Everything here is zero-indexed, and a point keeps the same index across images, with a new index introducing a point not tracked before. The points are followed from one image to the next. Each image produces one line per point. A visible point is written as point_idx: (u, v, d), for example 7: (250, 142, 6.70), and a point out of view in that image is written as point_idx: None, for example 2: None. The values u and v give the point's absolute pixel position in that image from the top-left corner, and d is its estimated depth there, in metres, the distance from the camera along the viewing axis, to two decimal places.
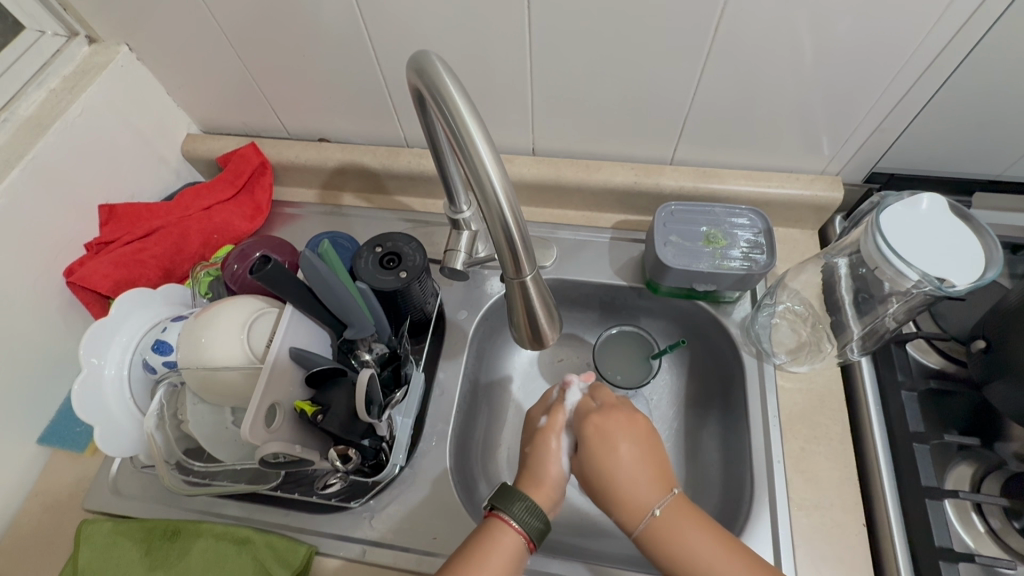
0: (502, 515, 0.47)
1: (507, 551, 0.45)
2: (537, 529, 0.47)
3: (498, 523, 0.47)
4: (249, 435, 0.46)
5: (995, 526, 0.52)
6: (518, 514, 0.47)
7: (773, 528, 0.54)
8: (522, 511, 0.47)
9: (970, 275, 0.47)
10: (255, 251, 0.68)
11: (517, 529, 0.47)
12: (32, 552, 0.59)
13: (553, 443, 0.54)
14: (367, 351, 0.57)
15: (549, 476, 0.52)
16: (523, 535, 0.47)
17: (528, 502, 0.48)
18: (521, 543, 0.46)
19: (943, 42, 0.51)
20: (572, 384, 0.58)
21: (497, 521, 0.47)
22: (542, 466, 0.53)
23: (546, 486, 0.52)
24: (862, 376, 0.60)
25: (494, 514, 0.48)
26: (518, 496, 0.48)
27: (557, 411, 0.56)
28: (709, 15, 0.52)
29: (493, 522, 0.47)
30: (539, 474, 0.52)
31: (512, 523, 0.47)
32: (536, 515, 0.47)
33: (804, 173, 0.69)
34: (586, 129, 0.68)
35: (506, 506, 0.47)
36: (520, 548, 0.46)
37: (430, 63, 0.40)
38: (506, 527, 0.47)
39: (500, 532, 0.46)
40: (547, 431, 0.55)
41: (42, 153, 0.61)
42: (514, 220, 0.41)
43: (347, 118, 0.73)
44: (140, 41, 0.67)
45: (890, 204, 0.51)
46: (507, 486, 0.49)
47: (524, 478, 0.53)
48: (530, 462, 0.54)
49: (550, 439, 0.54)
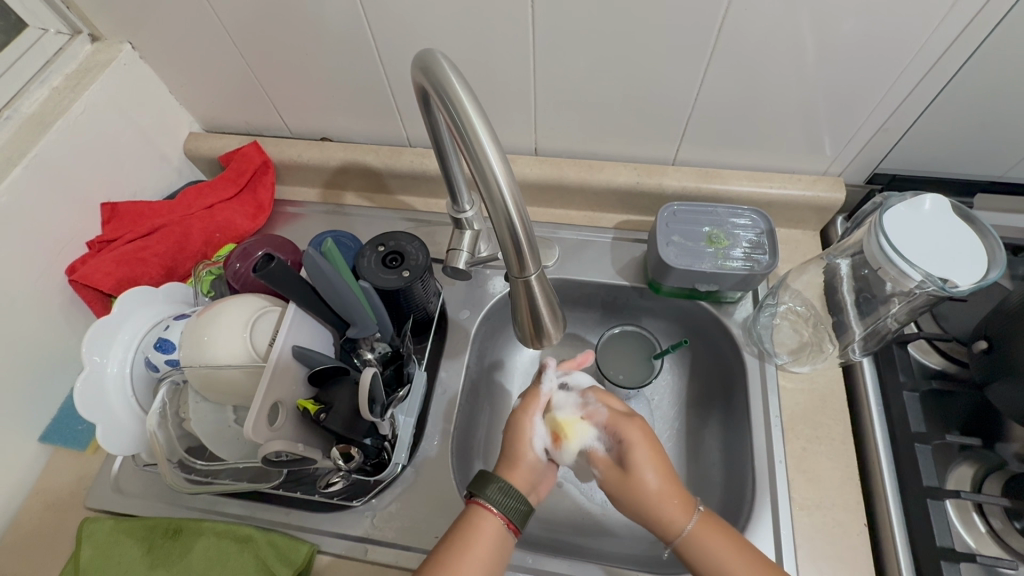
0: (479, 500, 0.47)
1: (486, 535, 0.46)
2: (518, 509, 0.47)
3: (476, 508, 0.47)
4: (251, 433, 0.46)
5: (995, 526, 0.52)
6: (493, 497, 0.47)
7: (774, 527, 0.55)
8: (496, 493, 0.47)
9: (974, 275, 0.47)
10: (257, 249, 0.68)
11: (495, 513, 0.47)
12: (33, 551, 0.59)
13: (527, 425, 0.54)
14: (369, 350, 0.58)
15: (523, 458, 0.52)
16: (502, 518, 0.47)
17: (502, 484, 0.47)
18: (501, 526, 0.47)
19: (946, 43, 0.52)
20: (549, 368, 0.57)
21: (475, 508, 0.47)
22: (516, 448, 0.53)
23: (522, 468, 0.52)
24: (863, 377, 0.60)
25: (474, 501, 0.48)
26: (491, 480, 0.48)
27: (532, 396, 0.56)
28: (713, 15, 0.52)
29: (472, 509, 0.47)
30: (512, 456, 0.53)
31: (488, 506, 0.47)
32: (513, 496, 0.47)
33: (806, 174, 0.69)
34: (589, 128, 0.68)
35: (480, 492, 0.47)
36: (501, 531, 0.46)
37: (436, 62, 0.40)
38: (484, 511, 0.47)
39: (479, 518, 0.47)
40: (521, 414, 0.55)
41: (44, 150, 0.61)
42: (520, 219, 0.41)
43: (349, 117, 0.73)
44: (142, 39, 0.67)
45: (894, 205, 0.51)
46: (483, 472, 0.49)
47: (500, 462, 0.53)
48: (505, 443, 0.54)
49: (524, 421, 0.54)
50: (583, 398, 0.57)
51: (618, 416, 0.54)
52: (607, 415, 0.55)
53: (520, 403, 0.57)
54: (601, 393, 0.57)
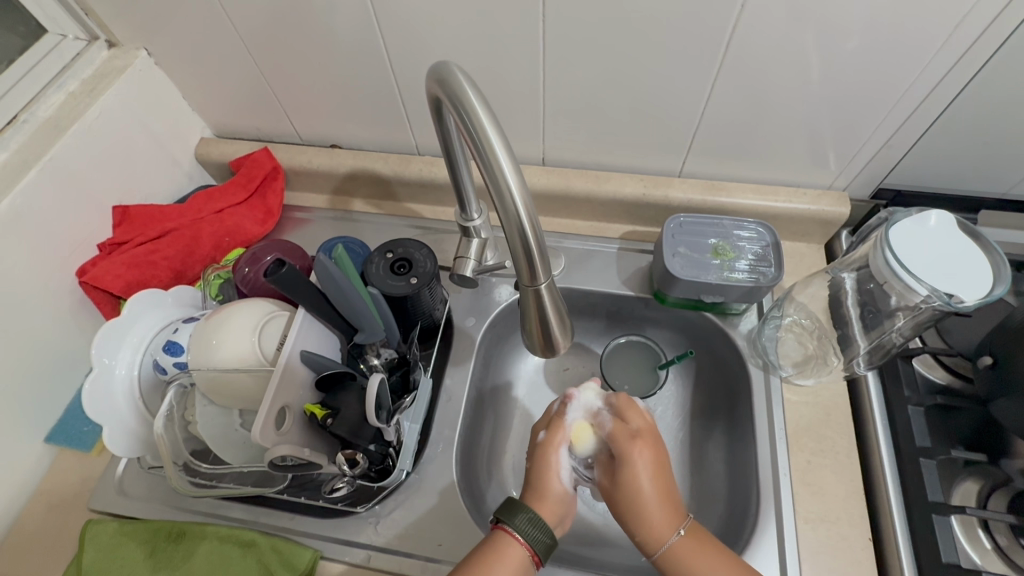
0: (508, 528, 0.47)
1: (513, 564, 0.45)
2: (543, 542, 0.47)
3: (503, 536, 0.47)
4: (259, 438, 0.47)
5: (1001, 543, 0.52)
6: (522, 527, 0.47)
7: (779, 540, 0.55)
8: (525, 523, 0.47)
9: (979, 291, 0.47)
10: (266, 254, 0.68)
11: (523, 542, 0.46)
12: (35, 553, 0.59)
13: (553, 458, 0.53)
14: (375, 356, 0.58)
15: (551, 491, 0.52)
16: (528, 548, 0.46)
17: (530, 514, 0.47)
18: (526, 556, 0.46)
19: (951, 61, 0.52)
20: (573, 401, 0.56)
21: (502, 534, 0.47)
22: (542, 481, 0.52)
23: (549, 501, 0.51)
24: (868, 392, 0.61)
25: (500, 527, 0.48)
26: (521, 509, 0.48)
27: (557, 428, 0.55)
28: (721, 29, 0.53)
29: (498, 534, 0.47)
30: (541, 489, 0.52)
31: (515, 535, 0.46)
32: (541, 529, 0.47)
33: (811, 189, 0.70)
34: (596, 139, 0.69)
35: (509, 519, 0.47)
36: (526, 561, 0.46)
37: (451, 73, 0.41)
38: (511, 541, 0.46)
39: (506, 545, 0.46)
40: (546, 446, 0.54)
41: (60, 154, 0.61)
42: (532, 228, 0.41)
43: (360, 125, 0.74)
44: (159, 45, 0.68)
45: (899, 220, 0.52)
46: (513, 499, 0.49)
47: (528, 492, 0.52)
48: (531, 478, 0.53)
49: (549, 454, 0.53)
50: (602, 405, 0.56)
51: (623, 435, 0.52)
52: (614, 428, 0.54)
53: (544, 434, 0.56)
54: (624, 406, 0.55)
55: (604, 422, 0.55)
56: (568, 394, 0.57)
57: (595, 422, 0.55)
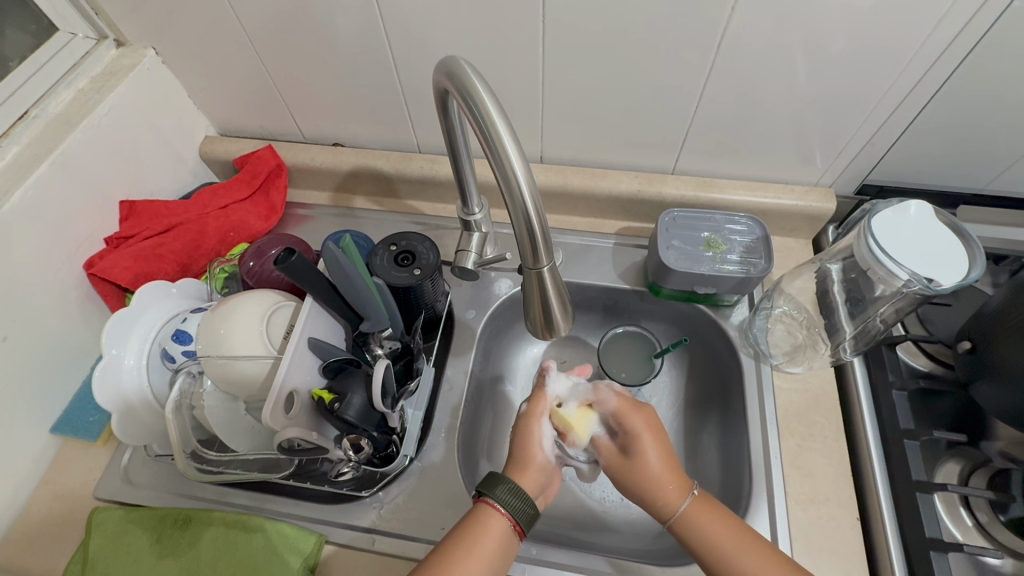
0: (489, 500, 0.48)
1: (494, 534, 0.47)
2: (525, 513, 0.49)
3: (485, 507, 0.48)
4: (268, 421, 0.49)
5: (981, 519, 0.54)
6: (501, 497, 0.48)
7: (771, 519, 0.56)
8: (506, 494, 0.48)
9: (956, 276, 0.50)
10: (271, 248, 0.70)
11: (504, 513, 0.48)
12: (41, 541, 0.60)
13: (535, 428, 0.55)
14: (379, 346, 0.60)
15: (533, 460, 0.53)
16: (509, 518, 0.48)
17: (511, 485, 0.49)
18: (508, 526, 0.48)
19: (930, 60, 0.55)
20: (549, 373, 0.58)
21: (484, 506, 0.48)
22: (526, 451, 0.54)
23: (531, 471, 0.53)
24: (854, 376, 0.63)
25: (481, 500, 0.49)
26: (501, 480, 0.49)
27: (540, 398, 0.57)
28: (713, 33, 0.56)
29: (479, 506, 0.48)
30: (523, 458, 0.53)
31: (497, 506, 0.48)
32: (523, 499, 0.49)
33: (799, 186, 0.73)
34: (593, 139, 0.72)
35: (491, 491, 0.48)
36: (507, 531, 0.47)
37: (460, 67, 0.43)
38: (493, 511, 0.48)
39: (487, 515, 0.48)
40: (529, 417, 0.56)
41: (70, 148, 0.63)
42: (537, 214, 0.44)
43: (363, 124, 0.76)
44: (167, 45, 0.69)
45: (880, 211, 0.55)
46: (493, 473, 0.50)
47: (511, 463, 0.54)
48: (514, 447, 0.55)
49: (532, 424, 0.55)
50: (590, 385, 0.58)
51: (625, 410, 0.55)
52: (614, 403, 0.56)
53: (527, 406, 0.58)
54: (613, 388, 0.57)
55: (604, 398, 0.56)
56: (546, 366, 0.58)
57: (592, 402, 0.57)
